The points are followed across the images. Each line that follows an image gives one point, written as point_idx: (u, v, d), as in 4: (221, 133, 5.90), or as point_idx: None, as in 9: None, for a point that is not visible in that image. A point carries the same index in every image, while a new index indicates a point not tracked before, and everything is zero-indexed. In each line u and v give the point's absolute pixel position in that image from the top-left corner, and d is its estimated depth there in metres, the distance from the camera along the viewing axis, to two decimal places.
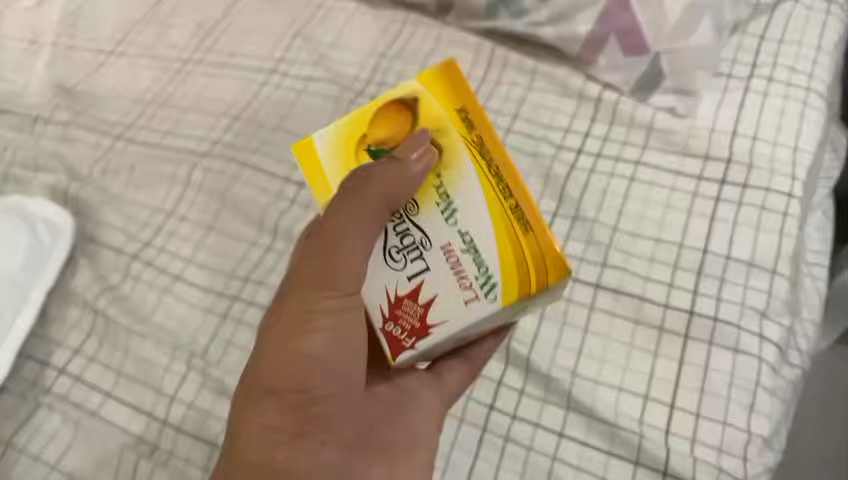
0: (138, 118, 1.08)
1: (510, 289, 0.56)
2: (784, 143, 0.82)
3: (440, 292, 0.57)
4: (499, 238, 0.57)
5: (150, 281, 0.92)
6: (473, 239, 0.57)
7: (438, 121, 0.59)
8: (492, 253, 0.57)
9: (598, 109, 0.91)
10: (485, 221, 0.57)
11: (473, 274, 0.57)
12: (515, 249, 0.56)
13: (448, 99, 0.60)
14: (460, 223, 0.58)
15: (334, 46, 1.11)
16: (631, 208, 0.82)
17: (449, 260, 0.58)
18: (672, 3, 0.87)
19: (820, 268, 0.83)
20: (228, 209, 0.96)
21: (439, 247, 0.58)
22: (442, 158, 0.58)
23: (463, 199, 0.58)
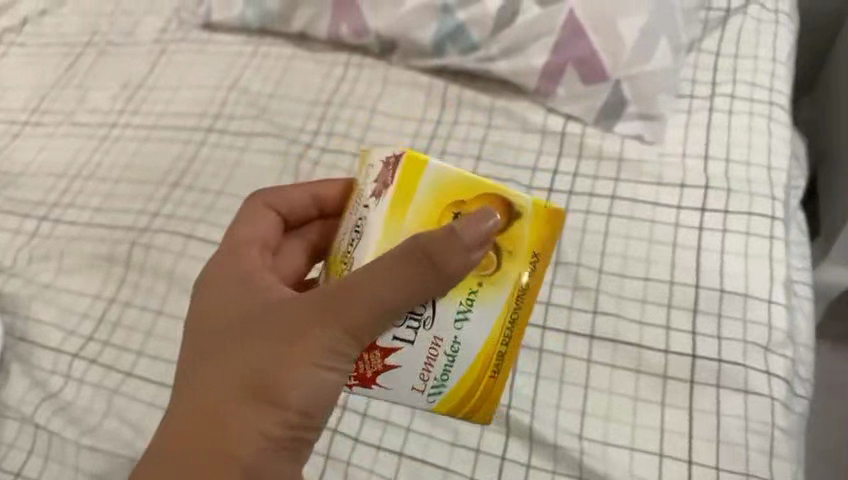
0: (63, 195, 0.99)
1: (447, 405, 0.53)
2: (757, 162, 0.82)
3: (408, 368, 0.51)
4: (474, 362, 0.51)
5: (96, 382, 0.81)
6: (458, 350, 0.51)
7: (515, 246, 0.50)
8: (461, 370, 0.51)
9: (564, 143, 0.88)
10: (478, 340, 0.51)
11: (436, 374, 0.51)
12: (475, 379, 0.52)
13: (537, 238, 0.51)
14: (462, 330, 0.50)
15: (274, 97, 1.04)
16: (614, 247, 0.78)
17: (432, 350, 0.51)
18: (626, 29, 0.86)
19: (802, 286, 0.84)
20: (177, 289, 0.86)
21: (435, 336, 0.50)
22: (491, 271, 0.50)
23: (480, 315, 0.51)
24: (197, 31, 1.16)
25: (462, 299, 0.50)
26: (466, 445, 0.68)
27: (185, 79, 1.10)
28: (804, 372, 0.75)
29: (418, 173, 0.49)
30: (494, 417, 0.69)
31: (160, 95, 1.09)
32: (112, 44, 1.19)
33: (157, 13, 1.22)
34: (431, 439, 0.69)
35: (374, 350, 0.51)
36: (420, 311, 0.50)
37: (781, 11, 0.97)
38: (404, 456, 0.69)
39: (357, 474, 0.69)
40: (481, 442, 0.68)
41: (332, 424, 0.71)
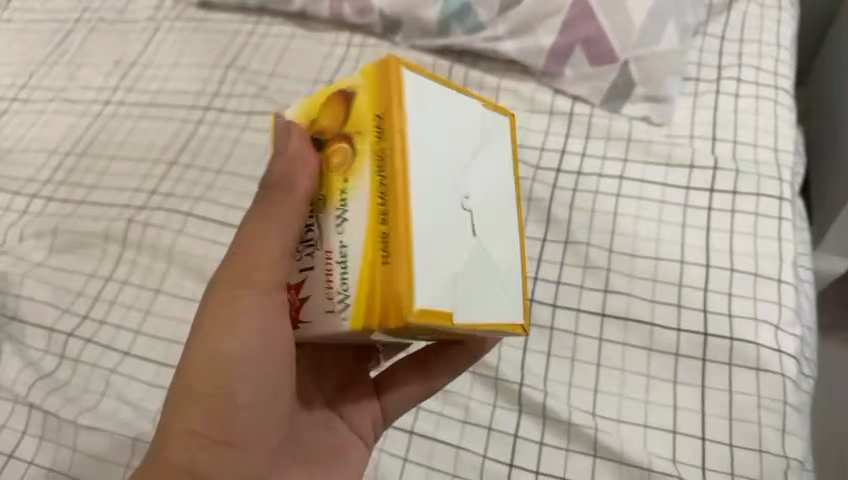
0: (56, 172, 0.96)
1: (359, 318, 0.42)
2: (764, 144, 0.83)
3: (313, 295, 0.45)
4: (366, 257, 0.42)
5: (93, 361, 0.78)
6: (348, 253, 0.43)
7: (358, 122, 0.45)
8: (351, 273, 0.43)
9: (571, 124, 0.88)
10: (356, 234, 0.43)
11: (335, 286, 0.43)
12: (373, 276, 0.42)
13: (374, 99, 0.45)
14: (343, 233, 0.44)
15: (275, 76, 1.02)
16: (624, 226, 0.78)
17: (323, 267, 0.45)
18: (636, 10, 0.85)
19: (805, 269, 0.84)
20: (177, 267, 0.84)
21: (322, 252, 0.45)
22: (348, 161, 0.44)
23: (354, 208, 0.43)
24: (194, 8, 1.14)
25: (336, 205, 0.45)
26: (478, 423, 0.67)
27: (181, 56, 1.08)
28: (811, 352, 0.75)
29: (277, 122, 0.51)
30: (505, 394, 0.68)
31: (155, 72, 1.07)
32: (104, 20, 1.16)
33: None
34: (442, 416, 0.68)
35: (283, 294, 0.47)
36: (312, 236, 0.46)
37: None
38: (415, 435, 0.68)
39: None
40: (493, 420, 0.67)
41: None
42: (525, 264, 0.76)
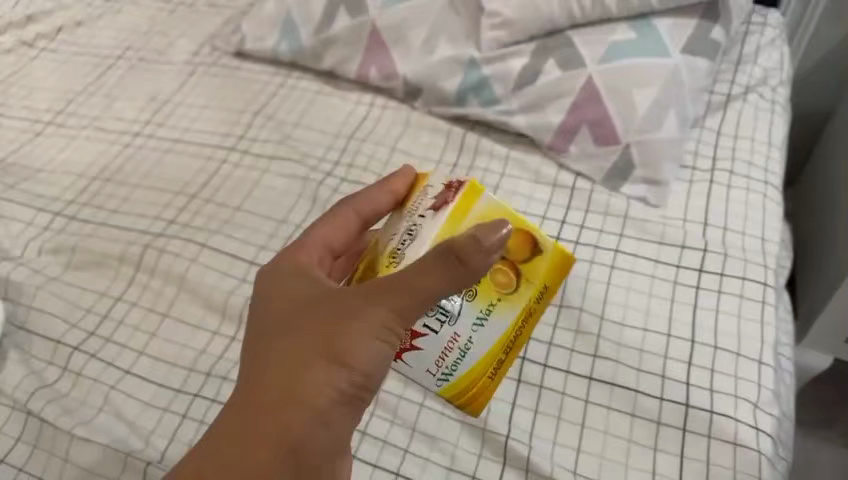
0: (80, 194, 1.01)
1: (453, 389, 0.59)
2: (752, 233, 0.88)
3: (426, 350, 0.57)
4: (485, 357, 0.57)
5: (94, 376, 0.80)
6: (471, 345, 0.57)
7: (532, 265, 0.56)
8: (469, 364, 0.57)
9: (573, 196, 0.93)
10: (488, 343, 0.57)
11: (450, 360, 0.57)
12: (479, 373, 0.58)
13: (547, 275, 0.57)
14: (477, 333, 0.57)
15: (299, 126, 1.08)
16: (615, 296, 0.82)
17: (447, 344, 0.57)
18: (640, 98, 0.92)
19: (787, 355, 0.88)
20: (186, 294, 0.87)
21: (450, 331, 0.57)
22: (505, 282, 0.56)
23: (493, 325, 0.57)
24: (229, 58, 1.22)
25: (483, 307, 0.57)
26: (463, 471, 0.70)
27: (212, 99, 1.14)
28: (788, 435, 0.78)
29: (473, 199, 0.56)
30: (492, 445, 0.71)
31: (186, 111, 1.13)
32: (143, 60, 1.23)
33: (191, 36, 1.27)
34: (428, 461, 0.70)
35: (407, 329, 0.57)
36: (448, 309, 0.56)
37: (776, 102, 1.05)
38: (400, 477, 0.70)
39: None
40: (477, 469, 0.69)
41: None
42: None
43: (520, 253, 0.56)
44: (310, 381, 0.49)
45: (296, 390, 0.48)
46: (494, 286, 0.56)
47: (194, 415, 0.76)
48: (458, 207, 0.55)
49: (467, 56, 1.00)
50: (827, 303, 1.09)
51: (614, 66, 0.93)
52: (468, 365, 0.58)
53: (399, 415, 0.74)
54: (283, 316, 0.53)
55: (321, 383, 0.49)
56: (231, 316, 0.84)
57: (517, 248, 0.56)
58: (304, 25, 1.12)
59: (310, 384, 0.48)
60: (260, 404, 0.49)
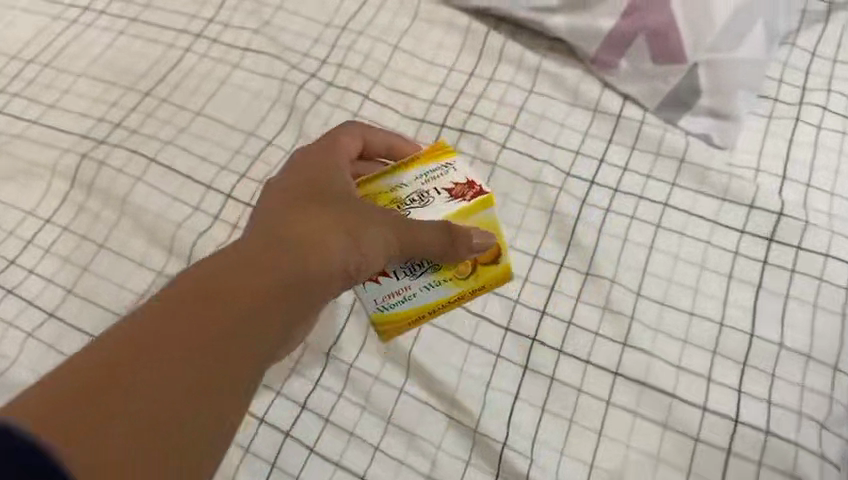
0: (14, 83, 0.83)
1: (386, 321, 0.60)
2: (843, 194, 0.68)
3: (382, 282, 0.58)
4: (418, 309, 0.60)
5: (13, 318, 0.66)
6: (415, 296, 0.59)
7: (489, 266, 0.61)
8: (405, 307, 0.59)
9: (617, 128, 0.73)
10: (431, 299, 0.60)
11: (394, 299, 0.59)
12: (407, 319, 0.60)
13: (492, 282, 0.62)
14: (428, 289, 0.59)
15: (282, 9, 0.86)
16: (657, 267, 0.65)
17: (398, 287, 0.58)
18: (720, 3, 0.69)
19: None
20: (127, 222, 0.71)
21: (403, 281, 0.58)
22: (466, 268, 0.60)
23: (439, 293, 0.60)
24: None
25: (438, 277, 0.59)
26: None
27: None
28: None
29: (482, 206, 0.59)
30: (482, 452, 0.57)
31: None
32: None
33: None
34: (403, 463, 0.57)
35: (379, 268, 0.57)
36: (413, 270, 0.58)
37: None
38: None
39: None
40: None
41: (285, 426, 0.59)
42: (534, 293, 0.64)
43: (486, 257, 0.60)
44: (331, 238, 0.48)
45: (322, 232, 0.48)
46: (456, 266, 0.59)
47: None
48: (466, 208, 0.58)
49: None
50: None
51: None
52: (405, 306, 0.59)
53: (372, 401, 0.60)
54: (314, 186, 0.52)
55: (335, 245, 0.48)
56: (178, 256, 0.68)
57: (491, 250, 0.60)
58: None
59: (329, 241, 0.48)
60: (267, 245, 0.45)
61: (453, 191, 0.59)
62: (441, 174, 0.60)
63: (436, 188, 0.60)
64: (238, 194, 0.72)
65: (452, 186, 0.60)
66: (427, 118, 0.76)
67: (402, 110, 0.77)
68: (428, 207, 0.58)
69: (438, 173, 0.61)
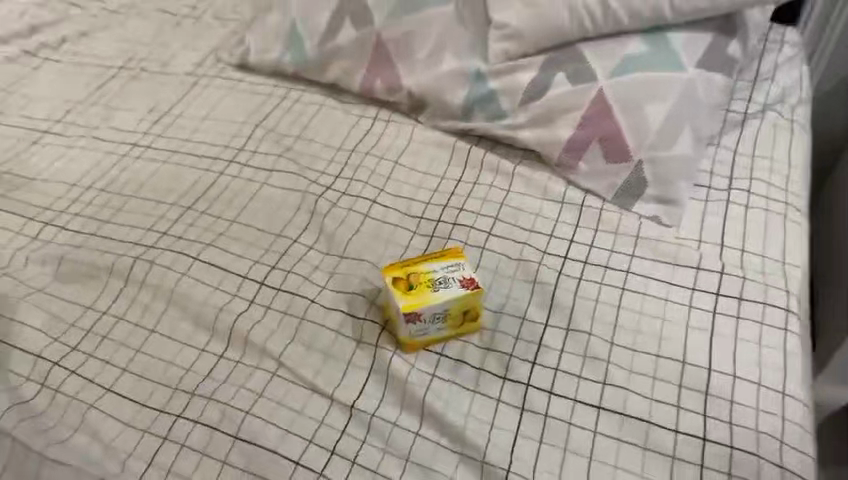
0: (72, 204, 0.98)
1: (407, 338, 0.75)
2: (772, 256, 0.83)
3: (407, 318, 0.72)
4: (427, 336, 0.75)
5: (73, 394, 0.76)
6: (428, 325, 0.74)
7: (476, 317, 0.76)
8: (420, 333, 0.74)
9: (581, 215, 0.89)
10: (437, 330, 0.75)
11: (413, 327, 0.73)
12: (418, 341, 0.75)
13: (476, 322, 0.76)
14: (437, 323, 0.74)
15: (300, 138, 1.05)
16: (625, 321, 0.77)
17: (417, 321, 0.73)
18: (653, 113, 0.89)
19: None
20: (175, 310, 0.83)
21: (422, 316, 0.73)
22: (462, 314, 0.75)
23: (443, 327, 0.75)
24: (232, 69, 1.19)
25: (446, 317, 0.74)
26: None
27: (213, 110, 1.11)
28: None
29: (476, 292, 0.74)
30: None
31: (186, 122, 1.10)
32: (145, 71, 1.22)
33: (194, 48, 1.25)
34: None
35: (409, 318, 0.72)
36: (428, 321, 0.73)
37: (797, 120, 1.01)
38: None
39: None
40: None
41: (318, 468, 0.68)
42: (524, 347, 0.75)
43: (475, 311, 0.75)
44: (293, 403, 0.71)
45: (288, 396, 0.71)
46: (458, 313, 0.74)
47: (177, 437, 0.71)
48: (466, 293, 0.73)
49: (473, 69, 0.98)
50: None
51: (626, 78, 0.90)
52: (430, 335, 0.75)
53: (391, 444, 0.70)
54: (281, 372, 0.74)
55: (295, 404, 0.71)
56: (220, 335, 0.79)
57: (475, 310, 0.75)
58: (309, 35, 1.09)
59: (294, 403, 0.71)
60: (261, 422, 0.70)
61: (463, 282, 0.74)
62: (459, 268, 0.76)
63: (453, 277, 0.75)
64: (270, 281, 0.84)
65: (462, 278, 0.75)
66: (425, 214, 0.91)
67: (404, 209, 0.92)
68: (443, 289, 0.73)
69: (456, 267, 0.76)
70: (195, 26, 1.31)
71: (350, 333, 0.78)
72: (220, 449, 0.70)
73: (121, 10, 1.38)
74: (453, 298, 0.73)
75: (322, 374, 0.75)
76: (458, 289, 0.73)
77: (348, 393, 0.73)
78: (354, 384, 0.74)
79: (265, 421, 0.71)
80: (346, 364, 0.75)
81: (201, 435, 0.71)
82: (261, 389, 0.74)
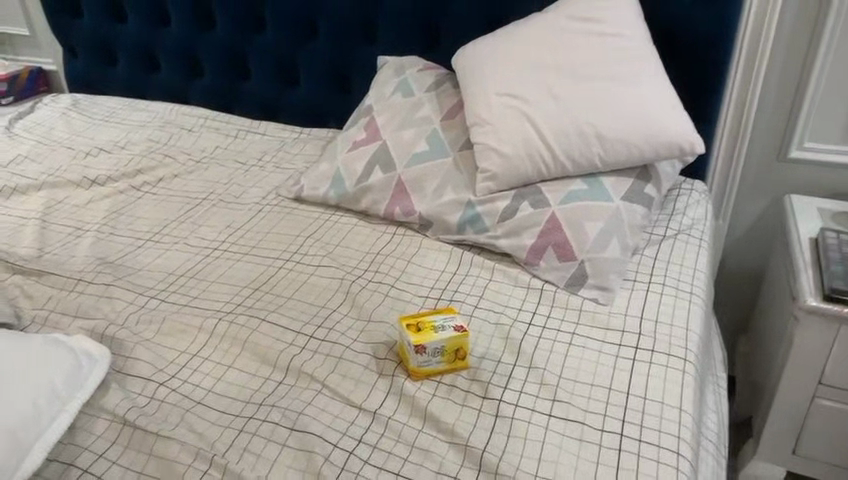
0: (169, 286, 1.34)
1: (420, 369, 1.06)
2: (679, 324, 1.17)
3: (418, 349, 1.04)
4: (432, 368, 1.07)
5: (174, 402, 1.06)
6: (432, 359, 1.06)
7: (466, 355, 1.08)
8: (427, 365, 1.06)
9: (541, 296, 1.25)
10: (438, 364, 1.07)
11: (422, 357, 1.05)
12: (426, 371, 1.07)
13: (466, 360, 1.08)
14: (438, 357, 1.06)
15: (338, 246, 1.43)
16: (570, 362, 1.09)
17: (425, 352, 1.05)
18: (590, 228, 1.28)
19: (708, 431, 1.14)
20: (247, 352, 1.14)
21: (429, 350, 1.05)
22: (457, 352, 1.07)
23: (443, 361, 1.07)
24: (289, 202, 1.62)
25: (444, 353, 1.06)
26: (447, 474, 0.92)
27: (274, 227, 1.51)
28: None
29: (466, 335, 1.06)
30: (471, 457, 0.94)
31: (253, 235, 1.49)
32: (223, 201, 1.64)
33: (259, 188, 1.69)
34: (422, 466, 0.93)
35: (419, 349, 1.04)
36: (432, 354, 1.05)
37: (701, 242, 1.40)
38: (400, 476, 0.92)
39: None
40: (459, 473, 0.92)
41: (349, 448, 0.96)
42: (499, 377, 1.06)
43: (465, 350, 1.07)
44: None
45: None
46: (453, 351, 1.06)
47: (249, 429, 0.99)
48: (459, 335, 1.06)
49: (465, 200, 1.38)
50: (783, 337, 1.44)
51: (570, 205, 1.30)
52: (434, 367, 1.07)
53: (402, 436, 0.98)
54: None
55: None
56: (281, 367, 1.10)
57: (465, 349, 1.07)
58: (348, 177, 1.53)
59: None
60: None
61: (456, 327, 1.07)
62: (452, 320, 1.10)
63: (449, 325, 1.08)
64: (317, 334, 1.17)
65: (455, 325, 1.08)
66: (429, 294, 1.26)
67: (414, 291, 1.27)
68: (442, 331, 1.06)
69: (451, 320, 1.10)
70: (260, 173, 1.76)
71: (374, 368, 1.10)
72: (281, 436, 0.98)
73: (204, 162, 1.84)
74: (450, 339, 1.05)
75: (354, 392, 1.05)
76: (453, 333, 1.06)
77: (372, 404, 1.03)
78: (376, 399, 1.04)
79: (313, 418, 1.00)
80: (371, 386, 1.06)
81: (267, 428, 0.99)
82: (311, 399, 1.04)
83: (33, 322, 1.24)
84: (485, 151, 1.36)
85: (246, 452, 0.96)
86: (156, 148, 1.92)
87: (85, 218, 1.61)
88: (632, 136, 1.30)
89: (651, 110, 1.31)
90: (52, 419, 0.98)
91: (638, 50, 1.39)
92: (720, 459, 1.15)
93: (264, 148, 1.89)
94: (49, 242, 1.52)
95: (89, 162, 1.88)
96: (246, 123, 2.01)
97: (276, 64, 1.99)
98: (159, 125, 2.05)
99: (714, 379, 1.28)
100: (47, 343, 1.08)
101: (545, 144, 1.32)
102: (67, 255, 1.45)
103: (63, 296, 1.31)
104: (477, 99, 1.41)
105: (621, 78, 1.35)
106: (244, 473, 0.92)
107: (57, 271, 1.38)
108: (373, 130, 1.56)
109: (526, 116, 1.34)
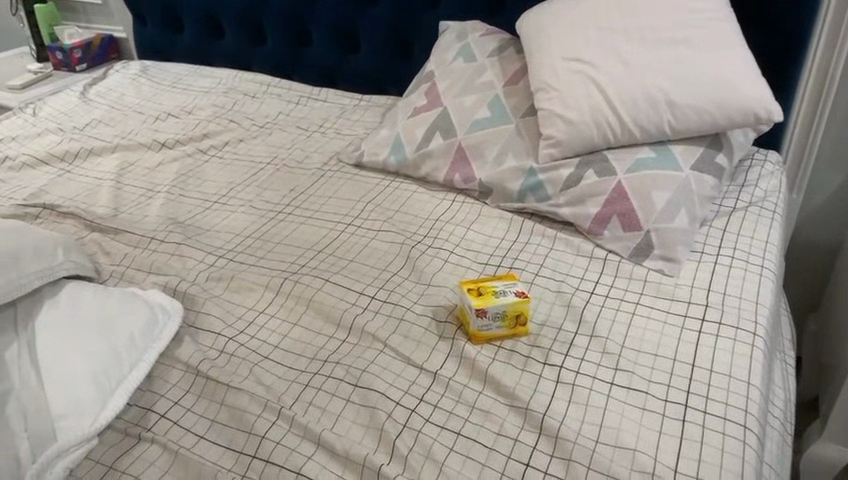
0: (236, 246, 1.38)
1: (482, 333, 1.07)
2: (748, 297, 1.14)
3: (479, 313, 1.05)
4: (492, 333, 1.07)
5: (242, 356, 1.10)
6: (492, 323, 1.06)
7: (526, 321, 1.08)
8: (488, 329, 1.07)
9: (605, 266, 1.23)
10: (497, 329, 1.07)
11: (484, 321, 1.06)
12: (487, 336, 1.07)
13: (526, 326, 1.08)
14: (498, 322, 1.06)
15: (399, 211, 1.45)
16: (634, 332, 1.08)
17: (485, 316, 1.05)
18: (657, 198, 1.25)
19: (775, 407, 1.11)
20: (311, 311, 1.17)
21: (489, 315, 1.05)
22: (517, 317, 1.07)
23: (502, 326, 1.07)
24: (349, 167, 1.63)
25: (504, 318, 1.06)
26: (508, 435, 0.93)
27: (335, 192, 1.54)
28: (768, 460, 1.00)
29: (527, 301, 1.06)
30: (531, 420, 0.94)
31: (316, 199, 1.52)
32: (286, 166, 1.67)
33: (321, 153, 1.71)
34: (482, 427, 0.94)
35: (480, 313, 1.05)
36: (492, 319, 1.06)
37: (774, 215, 1.35)
38: (461, 436, 0.93)
39: (425, 439, 0.93)
40: (519, 435, 0.93)
41: (411, 406, 0.98)
42: (560, 345, 1.06)
43: (526, 316, 1.07)
44: None
45: None
46: (513, 316, 1.07)
47: (315, 384, 1.03)
48: (519, 301, 1.06)
49: (528, 167, 1.37)
50: None
51: (637, 174, 1.27)
52: (493, 333, 1.07)
53: (462, 397, 0.99)
54: None
55: None
56: (344, 327, 1.13)
57: (526, 315, 1.07)
58: (409, 144, 1.53)
59: None
60: None
61: (517, 294, 1.07)
62: (513, 286, 1.10)
63: (510, 291, 1.08)
64: (378, 296, 1.19)
65: (516, 291, 1.08)
66: (490, 260, 1.26)
67: (474, 257, 1.28)
68: (503, 296, 1.06)
69: (511, 285, 1.11)
70: (322, 139, 1.79)
71: (434, 330, 1.11)
72: (345, 392, 1.01)
73: (267, 127, 1.88)
74: (510, 304, 1.05)
75: (415, 353, 1.07)
76: (514, 298, 1.06)
77: (433, 365, 1.04)
78: (437, 360, 1.05)
79: (376, 376, 1.03)
80: (432, 347, 1.08)
81: (332, 383, 1.02)
82: (373, 358, 1.06)
83: (111, 277, 1.31)
84: (549, 117, 1.34)
85: (312, 406, 0.99)
86: (221, 114, 1.97)
87: (156, 180, 1.68)
88: (704, 102, 1.25)
89: (725, 75, 1.26)
90: (131, 367, 1.03)
91: (712, 12, 1.33)
92: (787, 436, 1.12)
93: (325, 114, 1.91)
94: (123, 201, 1.59)
95: (158, 126, 1.94)
96: (307, 90, 2.03)
97: (337, 30, 2.00)
98: (223, 91, 2.10)
99: (783, 355, 1.24)
100: (126, 297, 1.14)
101: (612, 111, 1.28)
102: (141, 215, 1.52)
103: (138, 253, 1.37)
104: (542, 64, 1.39)
105: (694, 42, 1.30)
106: (310, 425, 0.95)
107: (132, 229, 1.44)
108: (435, 96, 1.55)
109: (593, 82, 1.31)
